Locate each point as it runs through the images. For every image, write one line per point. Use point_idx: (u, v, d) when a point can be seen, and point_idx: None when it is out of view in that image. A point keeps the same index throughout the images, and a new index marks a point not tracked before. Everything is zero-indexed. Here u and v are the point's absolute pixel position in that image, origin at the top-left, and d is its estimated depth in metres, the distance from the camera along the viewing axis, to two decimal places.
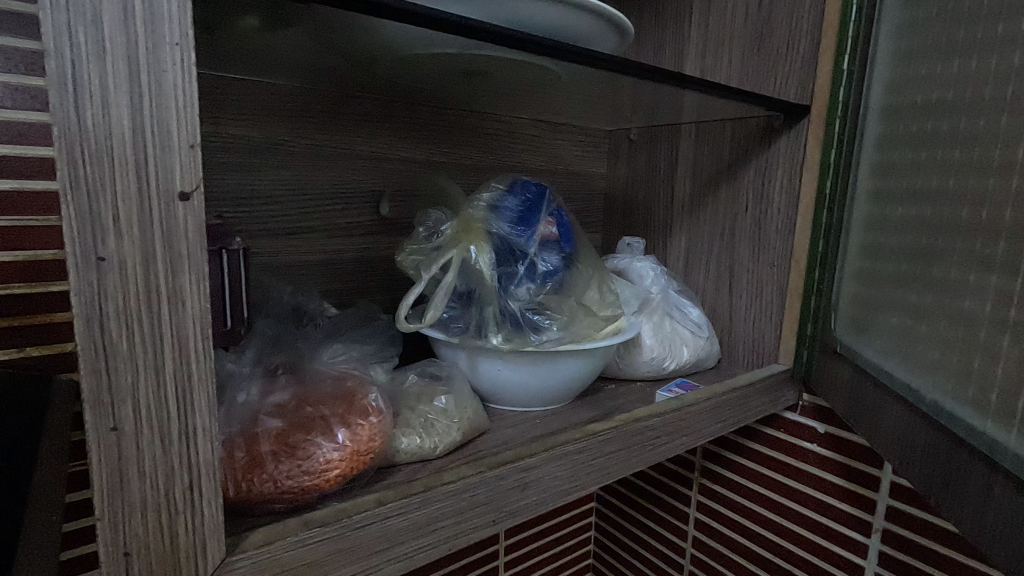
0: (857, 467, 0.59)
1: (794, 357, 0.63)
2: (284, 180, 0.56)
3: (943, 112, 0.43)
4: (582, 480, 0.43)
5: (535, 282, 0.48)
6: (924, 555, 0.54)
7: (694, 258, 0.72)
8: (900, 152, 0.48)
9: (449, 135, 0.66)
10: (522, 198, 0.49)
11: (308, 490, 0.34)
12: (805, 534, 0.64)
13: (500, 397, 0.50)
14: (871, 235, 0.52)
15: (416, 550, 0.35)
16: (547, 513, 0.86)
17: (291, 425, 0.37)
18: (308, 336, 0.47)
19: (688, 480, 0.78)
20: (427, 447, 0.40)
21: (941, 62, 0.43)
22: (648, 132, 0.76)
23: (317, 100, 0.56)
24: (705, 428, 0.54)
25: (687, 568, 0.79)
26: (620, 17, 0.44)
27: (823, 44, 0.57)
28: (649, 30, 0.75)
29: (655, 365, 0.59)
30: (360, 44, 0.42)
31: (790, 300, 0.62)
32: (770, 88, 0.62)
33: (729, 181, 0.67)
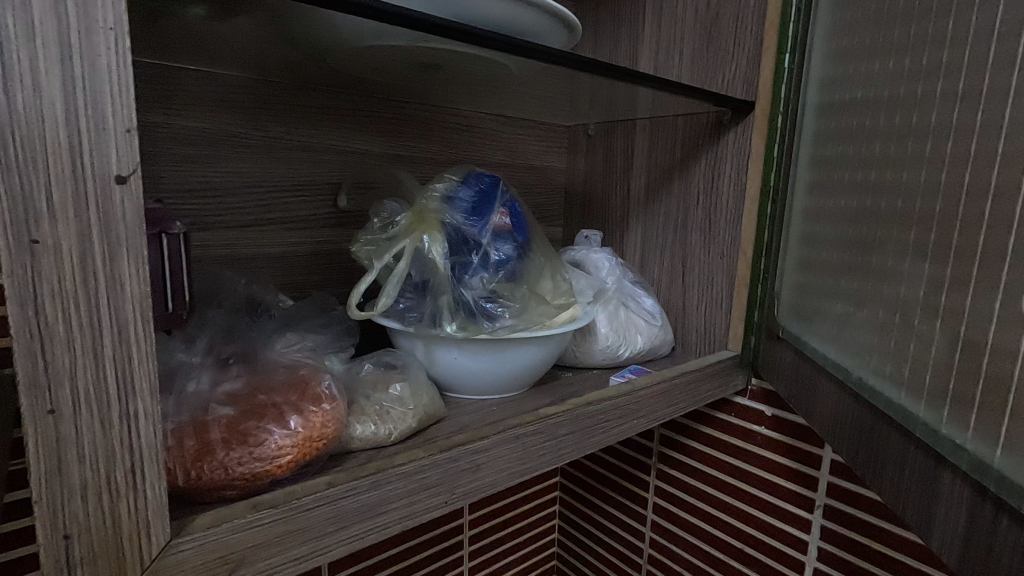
0: (801, 447, 0.62)
1: (743, 343, 0.65)
2: (238, 172, 0.55)
3: (871, 109, 0.45)
4: (534, 462, 0.45)
5: (488, 271, 0.49)
6: (861, 528, 0.57)
7: (649, 249, 0.74)
8: (834, 146, 0.51)
9: (407, 128, 0.66)
10: (475, 190, 0.51)
11: (259, 475, 0.34)
12: (755, 513, 0.67)
13: (457, 385, 0.51)
14: (810, 225, 0.55)
15: (367, 531, 0.36)
16: (511, 503, 0.88)
17: (242, 412, 0.37)
18: (261, 327, 0.48)
19: (647, 466, 0.81)
20: (381, 434, 0.40)
21: (867, 60, 0.46)
22: (605, 127, 0.78)
23: (271, 92, 0.56)
24: (656, 412, 0.56)
25: (646, 552, 0.82)
26: (566, 12, 0.45)
27: (766, 42, 0.59)
28: (605, 28, 0.77)
29: (610, 352, 0.61)
30: (310, 35, 0.42)
31: (739, 289, 0.64)
32: (717, 85, 0.64)
33: (682, 175, 0.70)
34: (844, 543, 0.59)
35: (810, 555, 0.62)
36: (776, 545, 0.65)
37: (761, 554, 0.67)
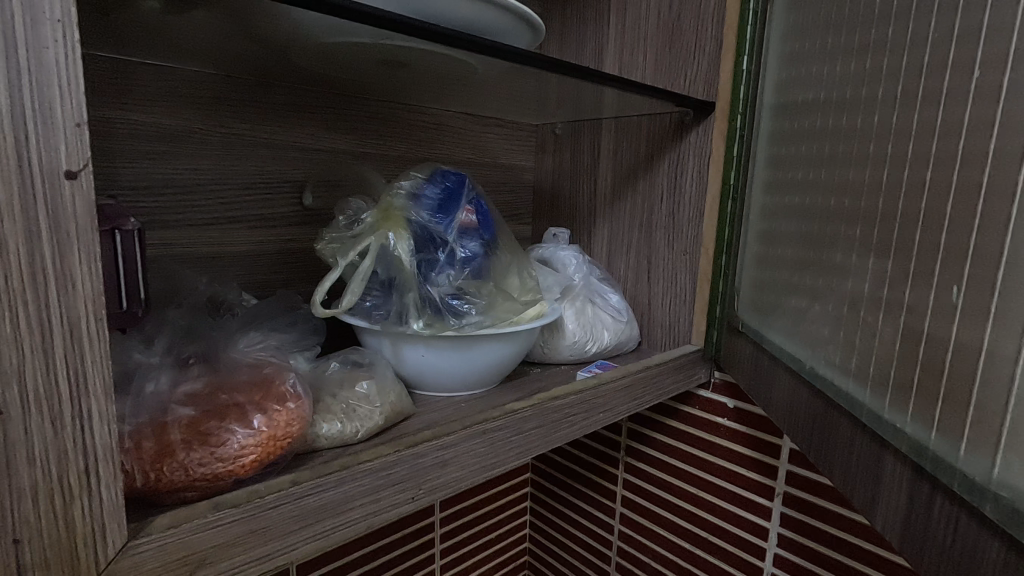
0: (761, 438, 0.64)
1: (705, 337, 0.67)
2: (198, 169, 0.54)
3: (824, 110, 0.47)
4: (501, 456, 0.45)
5: (454, 269, 0.50)
6: (818, 513, 0.59)
7: (616, 246, 0.75)
8: (791, 146, 0.53)
9: (373, 126, 0.66)
10: (441, 187, 0.51)
11: (221, 476, 0.34)
12: (719, 503, 0.69)
13: (425, 383, 0.51)
14: (768, 222, 0.57)
15: (334, 528, 0.36)
16: (482, 500, 0.88)
17: (203, 413, 0.36)
18: (223, 327, 0.47)
19: (615, 460, 0.82)
20: (348, 433, 0.40)
21: (820, 63, 0.48)
22: (572, 127, 0.79)
23: (232, 88, 0.55)
24: (622, 405, 0.57)
25: (616, 544, 0.83)
26: (529, 12, 0.45)
27: (725, 44, 0.61)
28: (571, 28, 0.77)
29: (577, 348, 0.61)
30: (271, 31, 0.42)
31: (701, 284, 0.66)
32: (681, 86, 0.65)
33: (646, 174, 0.71)
34: (802, 528, 0.61)
35: (771, 541, 0.64)
36: (739, 533, 0.68)
37: (725, 542, 0.69)
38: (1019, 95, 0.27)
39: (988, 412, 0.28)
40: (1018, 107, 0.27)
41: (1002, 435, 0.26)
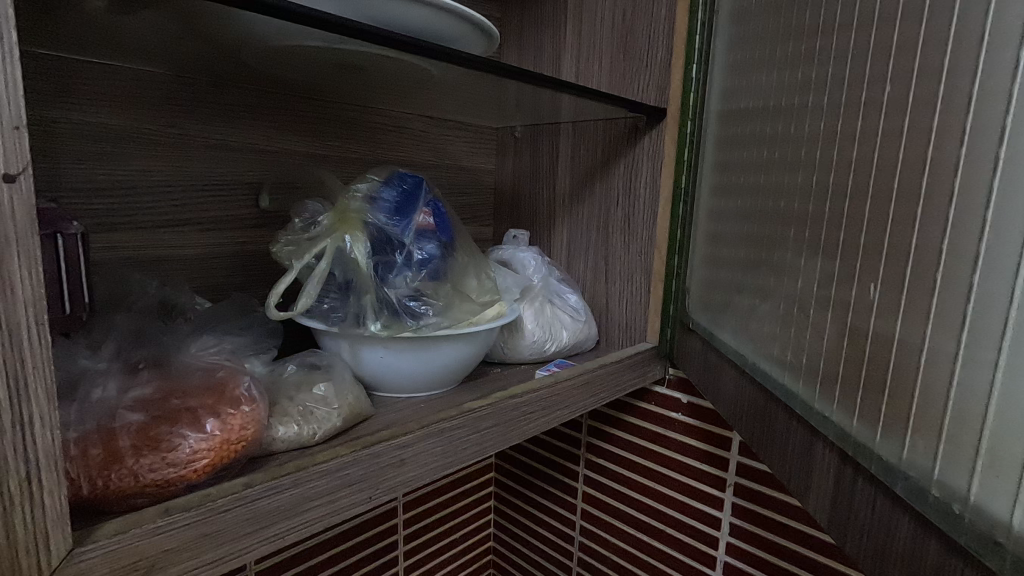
0: (713, 431, 0.66)
1: (660, 335, 0.69)
2: (149, 170, 0.53)
3: (765, 118, 0.50)
4: (459, 454, 0.46)
5: (412, 270, 0.50)
6: (765, 502, 0.62)
7: (575, 248, 0.77)
8: (737, 152, 0.56)
9: (331, 128, 0.66)
10: (398, 190, 0.51)
11: (172, 481, 0.33)
12: (675, 495, 0.72)
13: (384, 384, 0.51)
14: (718, 224, 0.60)
15: (289, 529, 0.36)
16: (446, 500, 0.89)
17: (153, 418, 0.36)
18: (175, 331, 0.46)
19: (576, 457, 0.84)
20: (305, 435, 0.40)
21: (762, 74, 0.51)
22: (531, 130, 0.80)
23: (184, 88, 0.54)
24: (579, 402, 0.59)
25: (578, 540, 0.85)
26: (483, 20, 0.46)
27: (675, 52, 0.63)
28: (530, 33, 0.79)
29: (536, 347, 0.63)
30: (222, 32, 0.41)
31: (655, 284, 0.68)
32: (634, 93, 0.67)
33: (603, 177, 0.73)
34: (752, 517, 0.64)
35: (723, 530, 0.67)
36: (694, 524, 0.70)
37: (681, 533, 0.72)
38: (923, 107, 0.30)
39: (898, 399, 0.30)
40: (922, 118, 0.30)
41: (911, 418, 0.29)
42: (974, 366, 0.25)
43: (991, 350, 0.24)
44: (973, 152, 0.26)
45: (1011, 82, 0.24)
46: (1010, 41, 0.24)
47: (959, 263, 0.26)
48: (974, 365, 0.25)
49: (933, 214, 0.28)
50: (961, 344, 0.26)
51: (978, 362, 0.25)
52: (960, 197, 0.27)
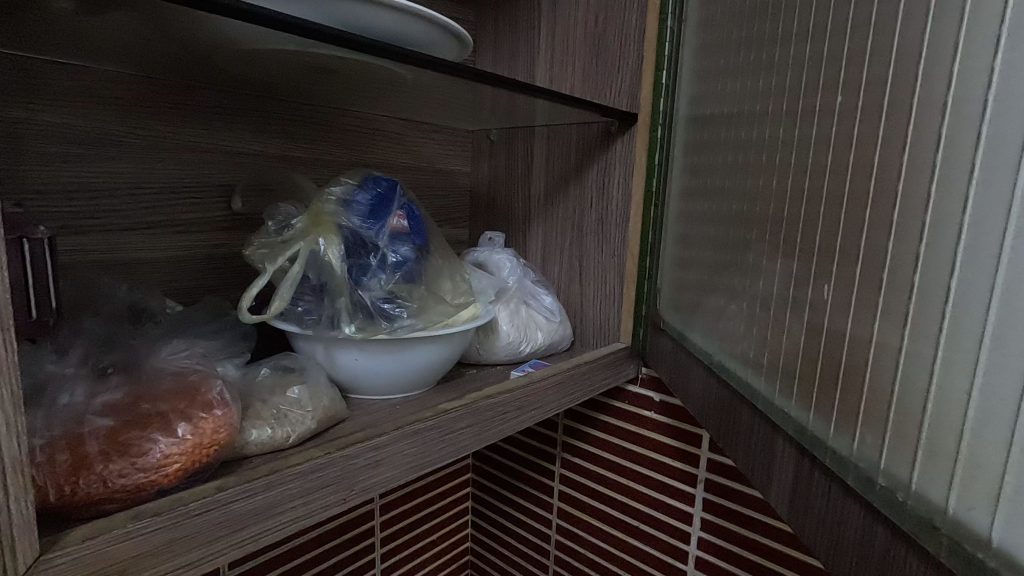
0: (685, 428, 0.68)
1: (633, 335, 0.71)
2: (118, 172, 0.53)
3: (730, 124, 0.52)
4: (434, 455, 0.47)
5: (386, 273, 0.50)
6: (735, 497, 0.64)
7: (550, 250, 0.78)
8: (705, 157, 0.57)
9: (305, 130, 0.66)
10: (372, 193, 0.52)
11: (143, 486, 0.33)
12: (649, 492, 0.73)
13: (359, 387, 0.51)
14: (687, 227, 0.61)
15: (262, 532, 0.36)
16: (423, 502, 0.89)
17: (123, 423, 0.36)
18: (145, 335, 0.46)
19: (552, 456, 0.85)
20: (279, 438, 0.40)
21: (728, 81, 0.52)
22: (506, 133, 0.81)
23: (154, 89, 0.54)
24: (553, 401, 0.59)
25: (554, 538, 0.86)
26: (456, 26, 0.47)
27: (646, 58, 0.65)
28: (505, 38, 0.79)
29: (512, 348, 0.63)
30: (193, 35, 0.41)
31: (628, 285, 0.70)
32: (607, 98, 0.69)
33: (576, 180, 0.74)
34: (722, 512, 0.65)
35: (695, 525, 0.68)
36: (667, 520, 0.72)
37: (654, 529, 0.73)
38: (871, 117, 0.31)
39: (850, 394, 0.32)
40: (871, 126, 0.32)
41: (861, 410, 0.31)
42: (915, 360, 0.27)
43: (930, 344, 0.26)
44: (914, 159, 0.28)
45: (946, 94, 0.26)
46: (945, 55, 0.26)
47: (901, 265, 0.28)
48: (915, 360, 0.27)
49: (880, 218, 0.30)
50: (904, 339, 0.28)
51: (918, 357, 0.27)
52: (903, 201, 0.28)
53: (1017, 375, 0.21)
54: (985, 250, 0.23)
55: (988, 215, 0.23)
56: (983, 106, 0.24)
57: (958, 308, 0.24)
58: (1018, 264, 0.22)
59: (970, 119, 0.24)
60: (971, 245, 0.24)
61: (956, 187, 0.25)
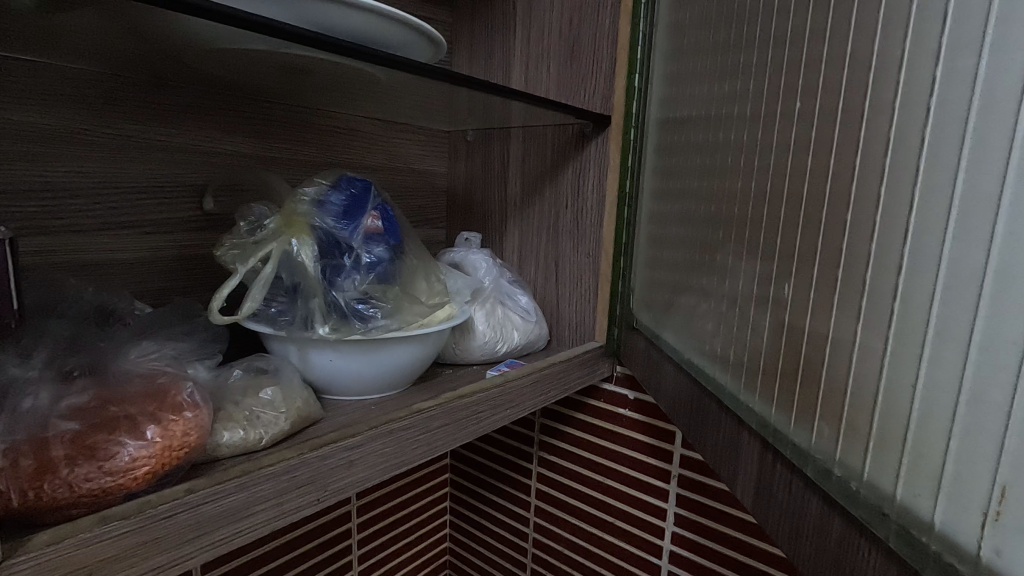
0: (658, 425, 0.69)
1: (607, 334, 0.72)
2: (84, 171, 0.52)
3: (700, 127, 0.53)
4: (408, 455, 0.47)
5: (360, 273, 0.50)
6: (707, 492, 0.65)
7: (526, 250, 0.79)
8: (676, 159, 0.59)
9: (279, 130, 0.65)
10: (346, 193, 0.52)
11: (110, 490, 0.32)
12: (624, 489, 0.74)
13: (334, 388, 0.51)
14: (660, 227, 0.63)
15: (234, 535, 0.36)
16: (401, 503, 0.89)
17: (89, 426, 0.35)
18: (113, 337, 0.45)
19: (529, 455, 0.86)
20: (251, 440, 0.40)
21: (697, 85, 0.54)
22: (482, 134, 0.82)
23: (122, 87, 0.53)
24: (528, 400, 0.60)
25: (532, 536, 0.87)
26: (430, 29, 0.47)
27: (619, 61, 0.66)
28: (480, 39, 0.80)
29: (488, 348, 0.64)
30: (162, 33, 0.41)
31: (602, 285, 0.71)
32: (581, 100, 0.70)
33: (552, 181, 0.75)
34: (695, 507, 0.67)
35: (669, 521, 0.70)
36: (642, 516, 0.73)
37: (630, 525, 0.74)
38: (828, 121, 0.33)
39: (809, 388, 0.33)
40: (827, 131, 0.33)
41: (819, 404, 0.32)
42: (867, 355, 0.28)
43: (880, 339, 0.27)
44: (865, 161, 0.29)
45: (893, 100, 0.27)
46: (892, 63, 0.27)
47: (855, 263, 0.29)
48: (867, 354, 0.28)
49: (836, 219, 0.31)
50: (857, 335, 0.29)
51: (870, 351, 0.28)
52: (856, 202, 0.30)
53: (956, 367, 0.23)
54: (928, 249, 0.24)
55: (930, 217, 0.24)
56: (926, 112, 0.25)
57: (905, 304, 0.26)
58: (957, 262, 0.23)
59: (914, 125, 0.26)
60: (916, 244, 0.25)
61: (903, 189, 0.26)
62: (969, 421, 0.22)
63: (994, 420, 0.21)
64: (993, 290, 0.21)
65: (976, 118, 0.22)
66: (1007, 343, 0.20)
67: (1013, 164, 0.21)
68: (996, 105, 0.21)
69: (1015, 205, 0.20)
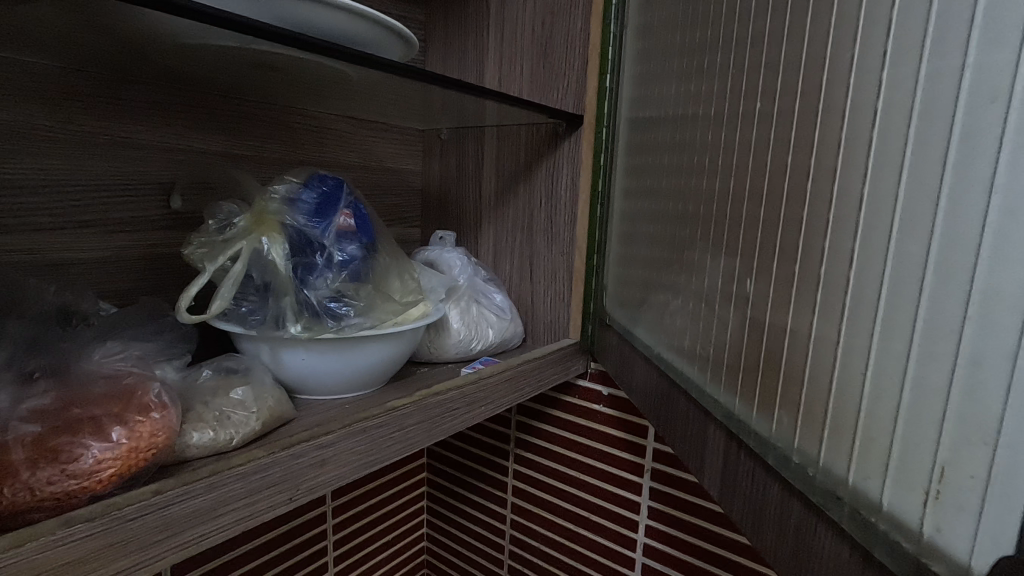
0: (632, 420, 0.71)
1: (581, 332, 0.73)
2: (46, 169, 0.50)
3: (669, 127, 0.54)
4: (382, 452, 0.47)
5: (332, 272, 0.50)
6: (679, 484, 0.67)
7: (500, 249, 0.79)
8: (646, 158, 0.60)
9: (250, 127, 0.64)
10: (318, 192, 0.51)
11: (73, 493, 0.32)
12: (599, 483, 0.75)
13: (307, 387, 0.51)
14: (631, 225, 0.64)
15: (204, 535, 0.35)
16: (377, 503, 0.88)
17: (51, 429, 0.34)
18: (77, 338, 0.44)
19: (505, 452, 0.87)
20: (221, 440, 0.40)
21: (666, 85, 0.55)
22: (457, 133, 0.82)
23: (85, 83, 0.52)
24: (503, 396, 0.61)
25: (509, 533, 0.88)
26: (399, 26, 0.47)
27: (590, 62, 0.67)
28: (454, 39, 0.80)
29: (463, 346, 0.64)
30: (126, 28, 0.40)
31: (576, 282, 0.72)
32: (554, 100, 0.70)
33: (526, 180, 0.75)
34: (667, 499, 0.68)
35: (643, 514, 0.71)
36: (616, 510, 0.74)
37: (604, 518, 0.75)
38: (786, 122, 0.34)
39: (770, 379, 0.34)
40: (785, 131, 0.34)
41: (778, 395, 0.33)
42: (822, 346, 0.29)
43: (834, 330, 0.28)
44: (820, 161, 0.30)
45: (844, 101, 0.28)
46: (844, 66, 0.29)
47: (811, 258, 0.31)
48: (821, 345, 0.29)
49: (795, 216, 0.33)
50: (813, 327, 0.30)
51: (825, 342, 0.29)
52: (812, 199, 0.31)
53: (900, 357, 0.24)
54: (875, 245, 0.26)
55: (877, 213, 0.26)
56: (873, 113, 0.26)
57: (856, 297, 0.27)
58: (902, 257, 0.24)
59: (863, 125, 0.27)
60: (866, 239, 0.26)
61: (853, 187, 0.27)
62: (912, 407, 0.23)
63: (935, 406, 0.22)
64: (933, 283, 0.22)
65: (917, 120, 0.24)
66: (946, 333, 0.22)
67: (951, 164, 0.22)
68: (935, 107, 0.23)
69: (952, 203, 0.22)
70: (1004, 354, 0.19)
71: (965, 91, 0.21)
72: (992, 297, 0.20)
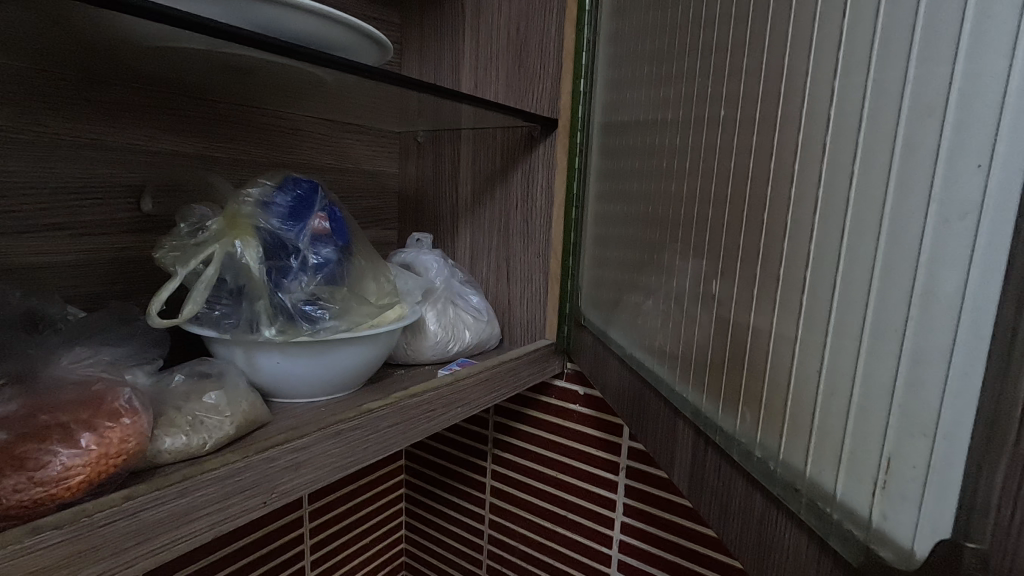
0: (607, 419, 0.72)
1: (558, 332, 0.74)
2: (11, 172, 0.49)
3: (639, 131, 0.56)
4: (358, 454, 0.47)
5: (307, 275, 0.50)
6: (653, 481, 0.68)
7: (477, 251, 0.80)
8: (619, 161, 0.61)
9: (223, 129, 0.64)
10: (292, 194, 0.51)
11: (41, 501, 0.31)
12: (576, 482, 0.76)
13: (283, 390, 0.51)
14: (605, 227, 0.65)
15: (177, 540, 0.35)
16: (356, 505, 0.88)
17: (18, 436, 0.34)
18: (44, 343, 0.43)
19: (484, 453, 0.87)
20: (194, 445, 0.39)
21: (637, 90, 0.56)
22: (433, 136, 0.82)
23: (51, 84, 0.51)
24: (480, 397, 0.61)
25: (487, 533, 0.88)
26: (370, 30, 0.47)
27: (564, 67, 0.68)
28: (430, 42, 0.80)
29: (439, 347, 0.65)
30: (93, 30, 0.40)
31: (552, 284, 0.73)
32: (528, 104, 0.71)
33: (502, 183, 0.76)
34: (642, 496, 0.69)
35: (619, 511, 0.72)
36: (592, 508, 0.75)
37: (582, 517, 0.76)
38: (748, 129, 0.35)
39: (734, 377, 0.36)
40: (747, 138, 0.36)
41: (742, 392, 0.34)
42: (781, 344, 0.31)
43: (792, 329, 0.30)
44: (778, 167, 0.32)
45: (800, 111, 0.30)
46: (800, 76, 0.30)
47: (772, 260, 0.32)
48: (781, 343, 0.31)
49: (756, 219, 0.34)
50: (773, 326, 0.32)
51: (784, 340, 0.30)
52: (771, 204, 0.32)
53: (851, 353, 0.25)
54: (828, 249, 0.27)
55: (830, 218, 0.27)
56: (826, 122, 0.28)
57: (812, 297, 0.28)
58: (852, 259, 0.25)
59: (817, 135, 0.28)
60: (819, 242, 0.28)
61: (808, 193, 0.29)
62: (862, 401, 0.25)
63: (882, 401, 0.23)
64: (880, 285, 0.24)
65: (864, 129, 0.25)
66: (891, 331, 0.23)
67: (894, 171, 0.23)
68: (880, 118, 0.24)
69: (895, 209, 0.23)
70: (940, 353, 0.21)
71: (907, 103, 0.23)
72: (930, 298, 0.21)
